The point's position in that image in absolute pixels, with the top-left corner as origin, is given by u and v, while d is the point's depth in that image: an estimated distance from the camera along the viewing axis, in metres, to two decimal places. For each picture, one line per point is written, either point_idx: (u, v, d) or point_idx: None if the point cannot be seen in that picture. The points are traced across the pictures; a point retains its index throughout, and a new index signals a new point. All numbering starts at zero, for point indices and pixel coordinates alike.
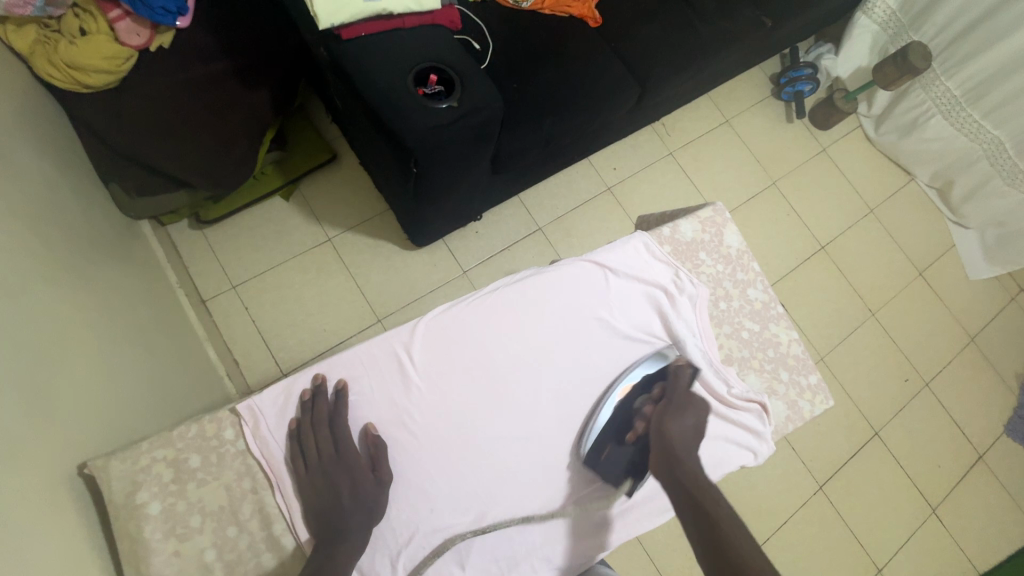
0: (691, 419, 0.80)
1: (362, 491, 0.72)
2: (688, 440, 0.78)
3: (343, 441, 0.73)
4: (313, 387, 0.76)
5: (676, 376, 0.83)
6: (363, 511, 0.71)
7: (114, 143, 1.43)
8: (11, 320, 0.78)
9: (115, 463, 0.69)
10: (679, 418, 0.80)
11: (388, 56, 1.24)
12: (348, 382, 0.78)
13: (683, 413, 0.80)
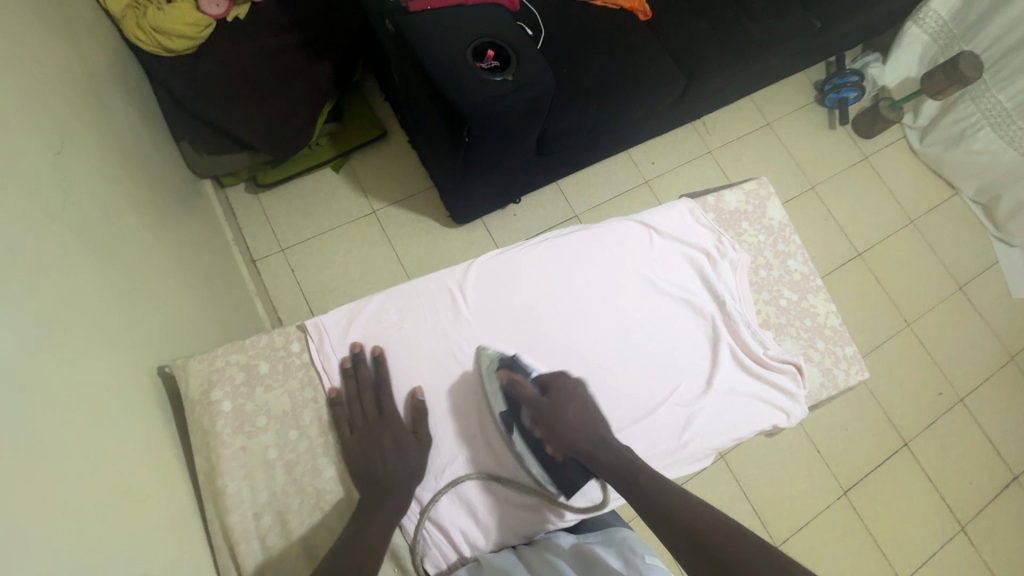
0: (572, 412, 0.79)
1: (404, 451, 0.75)
2: (591, 424, 0.79)
3: (388, 406, 0.77)
4: (351, 355, 0.80)
5: (524, 389, 0.81)
6: (405, 471, 0.74)
7: (188, 104, 1.54)
8: (105, 235, 0.87)
9: (193, 362, 0.76)
10: (564, 413, 0.78)
11: (451, 29, 1.32)
12: (382, 348, 0.81)
13: (558, 415, 0.78)
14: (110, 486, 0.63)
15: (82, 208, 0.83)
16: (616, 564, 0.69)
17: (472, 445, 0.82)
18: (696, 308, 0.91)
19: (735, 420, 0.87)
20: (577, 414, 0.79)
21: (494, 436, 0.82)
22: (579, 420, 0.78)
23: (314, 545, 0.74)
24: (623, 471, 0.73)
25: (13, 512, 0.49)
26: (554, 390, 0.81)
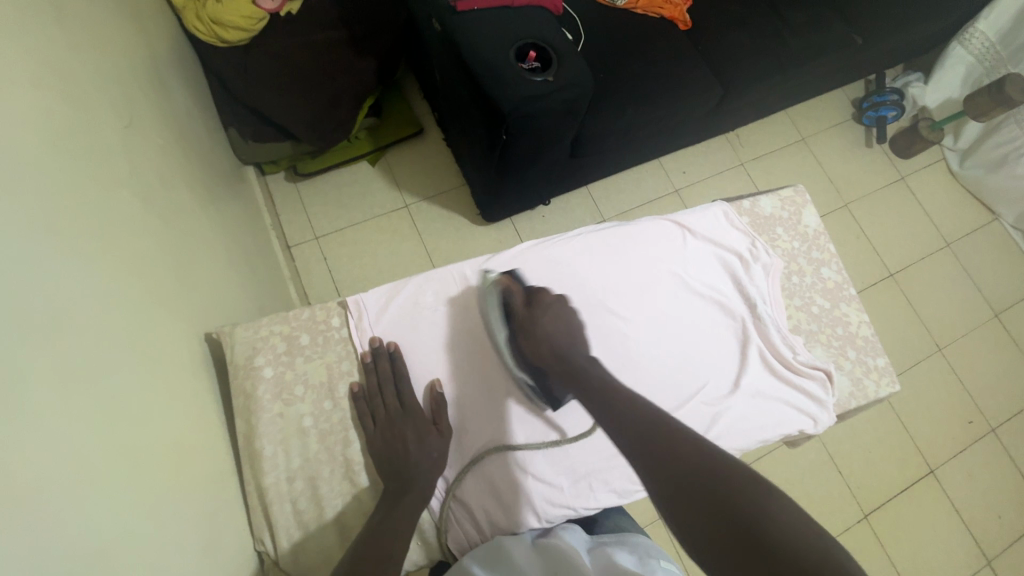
0: (553, 321, 0.81)
1: (426, 442, 0.76)
2: (573, 336, 0.81)
3: (410, 398, 0.78)
4: (371, 349, 0.81)
5: (513, 299, 0.85)
6: (427, 461, 0.75)
7: (238, 93, 1.61)
8: (163, 207, 0.92)
9: (240, 330, 0.79)
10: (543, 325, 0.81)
11: (495, 29, 1.35)
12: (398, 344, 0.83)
13: (539, 328, 0.81)
14: (160, 437, 0.66)
15: (145, 180, 0.88)
16: (634, 566, 0.68)
17: (463, 350, 0.86)
18: (727, 309, 0.92)
19: (761, 422, 0.86)
20: (556, 325, 0.81)
21: (492, 346, 0.86)
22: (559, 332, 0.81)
23: (343, 513, 0.76)
24: (612, 403, 0.72)
25: (79, 448, 0.53)
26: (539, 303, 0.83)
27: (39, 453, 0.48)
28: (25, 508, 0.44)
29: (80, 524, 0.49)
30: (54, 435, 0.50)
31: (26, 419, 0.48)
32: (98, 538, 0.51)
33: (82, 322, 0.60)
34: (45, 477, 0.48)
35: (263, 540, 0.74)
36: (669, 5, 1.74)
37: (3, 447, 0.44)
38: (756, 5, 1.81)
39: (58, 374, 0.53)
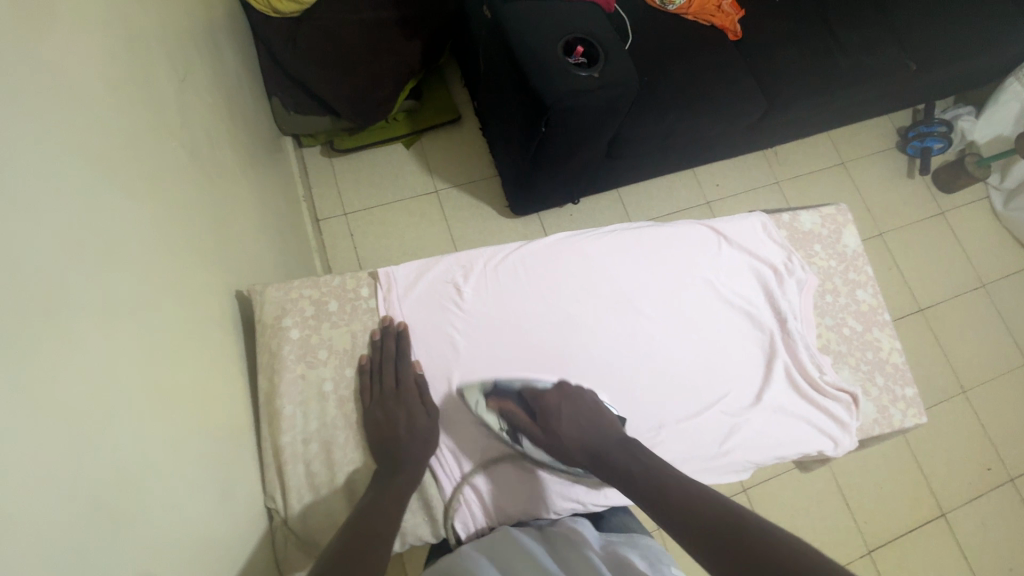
0: (569, 424, 0.77)
1: (418, 421, 0.76)
2: (597, 420, 0.78)
3: (407, 376, 0.78)
4: (381, 328, 0.82)
5: (518, 417, 0.80)
6: (418, 443, 0.75)
7: (285, 63, 1.64)
8: (207, 162, 0.93)
9: (271, 290, 0.80)
10: (561, 418, 0.78)
11: (545, 21, 1.36)
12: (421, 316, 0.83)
13: (557, 428, 0.78)
14: (189, 381, 0.68)
15: (194, 134, 0.90)
16: (641, 565, 0.66)
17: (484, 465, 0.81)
18: (756, 319, 0.90)
19: (780, 439, 0.84)
20: (574, 427, 0.77)
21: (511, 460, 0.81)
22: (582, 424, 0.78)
23: (353, 480, 0.76)
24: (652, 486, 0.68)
25: (114, 379, 0.54)
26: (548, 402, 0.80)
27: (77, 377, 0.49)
28: (62, 428, 0.46)
29: (110, 451, 0.51)
30: (94, 363, 0.52)
31: (69, 344, 0.49)
32: (125, 466, 0.52)
33: (126, 257, 0.61)
34: (84, 400, 0.49)
35: (273, 496, 0.75)
36: (721, 14, 1.72)
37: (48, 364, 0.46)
38: (809, 21, 1.78)
39: (99, 305, 0.55)
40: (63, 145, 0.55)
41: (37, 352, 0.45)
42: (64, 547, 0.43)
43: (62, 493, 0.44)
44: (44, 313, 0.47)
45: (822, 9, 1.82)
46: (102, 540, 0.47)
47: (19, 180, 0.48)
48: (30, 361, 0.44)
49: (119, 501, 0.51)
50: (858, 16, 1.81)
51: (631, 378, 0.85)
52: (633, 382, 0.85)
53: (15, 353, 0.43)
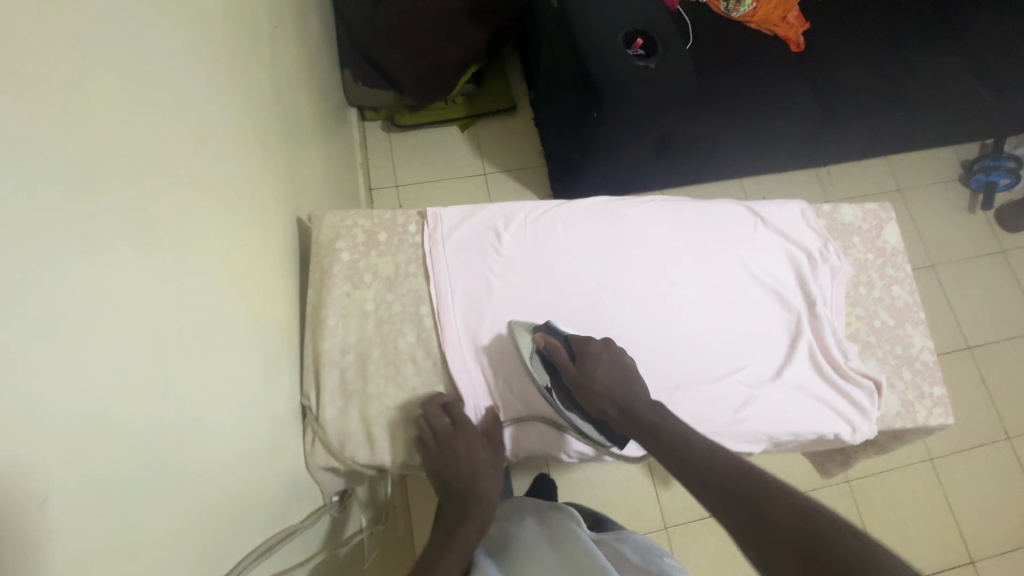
0: (604, 372, 0.80)
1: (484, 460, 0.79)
2: (628, 382, 0.81)
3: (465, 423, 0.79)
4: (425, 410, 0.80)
5: (559, 356, 0.82)
6: (481, 503, 0.77)
7: (360, 39, 1.77)
8: (286, 103, 1.03)
9: (330, 215, 0.88)
10: (596, 371, 0.81)
11: (609, 12, 1.42)
12: (458, 257, 0.89)
13: (592, 381, 0.80)
14: (256, 275, 0.76)
15: (278, 76, 1.00)
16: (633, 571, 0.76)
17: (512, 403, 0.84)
18: (784, 300, 0.91)
19: (796, 416, 0.85)
20: (610, 377, 0.80)
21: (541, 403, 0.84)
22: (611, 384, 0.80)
23: (381, 395, 0.82)
24: (680, 453, 0.71)
25: (204, 249, 0.62)
26: (586, 353, 0.82)
27: (180, 234, 0.58)
28: (151, 255, 0.52)
29: (184, 293, 0.57)
30: (183, 217, 0.58)
31: (170, 193, 0.56)
32: (194, 311, 0.58)
33: (222, 153, 0.70)
34: (183, 253, 0.58)
35: (308, 394, 0.81)
36: (785, 24, 1.74)
37: (163, 213, 0.55)
38: (875, 39, 1.77)
39: (202, 184, 0.63)
40: (186, 45, 0.64)
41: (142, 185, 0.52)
42: (144, 350, 0.49)
43: (147, 306, 0.50)
44: (162, 168, 0.56)
45: (892, 29, 1.79)
46: (171, 361, 0.53)
47: (148, 51, 0.56)
48: (135, 188, 0.51)
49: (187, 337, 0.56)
50: (927, 39, 1.79)
51: (652, 340, 0.87)
52: (654, 345, 0.87)
53: (140, 186, 0.51)
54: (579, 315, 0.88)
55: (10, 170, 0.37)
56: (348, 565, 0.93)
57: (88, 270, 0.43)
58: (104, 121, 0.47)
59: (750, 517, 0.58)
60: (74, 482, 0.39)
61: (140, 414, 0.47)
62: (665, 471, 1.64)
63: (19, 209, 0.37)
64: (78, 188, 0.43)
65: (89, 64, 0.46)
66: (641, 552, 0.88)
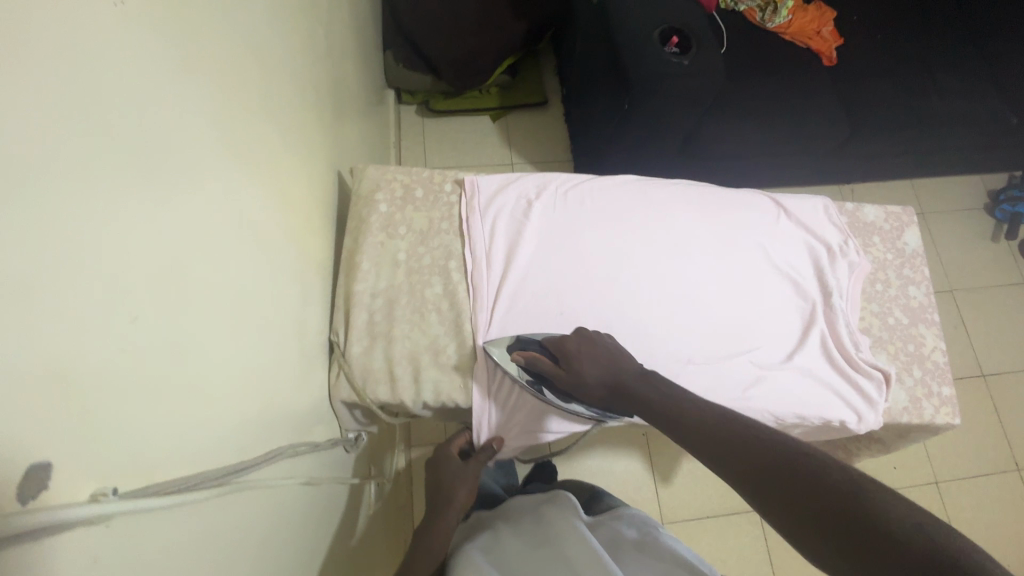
0: (587, 366, 0.79)
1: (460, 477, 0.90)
2: (617, 364, 0.80)
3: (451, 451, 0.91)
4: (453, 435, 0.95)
5: (540, 363, 0.80)
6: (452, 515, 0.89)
7: (404, 22, 1.83)
8: (336, 66, 1.09)
9: (372, 170, 0.94)
10: (581, 367, 0.79)
11: (648, 9, 1.46)
12: (490, 222, 0.92)
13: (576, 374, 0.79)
14: (302, 212, 0.80)
15: (332, 39, 1.06)
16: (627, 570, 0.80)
17: (501, 398, 0.86)
18: (800, 289, 0.93)
19: (805, 400, 0.87)
20: (595, 370, 0.79)
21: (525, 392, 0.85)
22: (597, 376, 0.79)
23: (405, 340, 0.85)
24: (669, 412, 0.72)
25: (264, 174, 0.66)
26: (572, 353, 0.80)
27: (246, 151, 0.61)
28: (225, 156, 0.56)
29: (246, 200, 0.61)
30: (248, 134, 0.62)
31: (242, 110, 0.61)
32: (251, 220, 0.62)
33: (283, 93, 0.75)
34: (248, 170, 0.62)
35: (337, 331, 0.85)
36: (819, 38, 1.76)
37: (234, 128, 0.58)
38: (908, 59, 1.78)
39: (266, 115, 0.68)
40: None
41: (220, 91, 0.56)
42: (214, 236, 0.52)
43: (218, 202, 0.54)
44: (236, 90, 0.60)
45: (927, 50, 1.81)
46: (232, 256, 0.56)
47: None
48: (215, 91, 0.55)
49: (244, 241, 0.60)
50: (960, 63, 1.80)
51: (669, 315, 0.90)
52: (671, 321, 0.89)
53: (218, 98, 0.55)
54: (603, 284, 0.90)
55: (127, 35, 0.41)
56: (358, 506, 0.97)
57: (180, 148, 0.47)
58: (197, 23, 0.52)
59: (740, 463, 0.60)
60: (159, 326, 0.43)
61: (206, 292, 0.51)
62: (666, 467, 1.65)
63: (132, 72, 0.41)
64: (172, 77, 0.47)
65: None
66: (636, 526, 0.90)
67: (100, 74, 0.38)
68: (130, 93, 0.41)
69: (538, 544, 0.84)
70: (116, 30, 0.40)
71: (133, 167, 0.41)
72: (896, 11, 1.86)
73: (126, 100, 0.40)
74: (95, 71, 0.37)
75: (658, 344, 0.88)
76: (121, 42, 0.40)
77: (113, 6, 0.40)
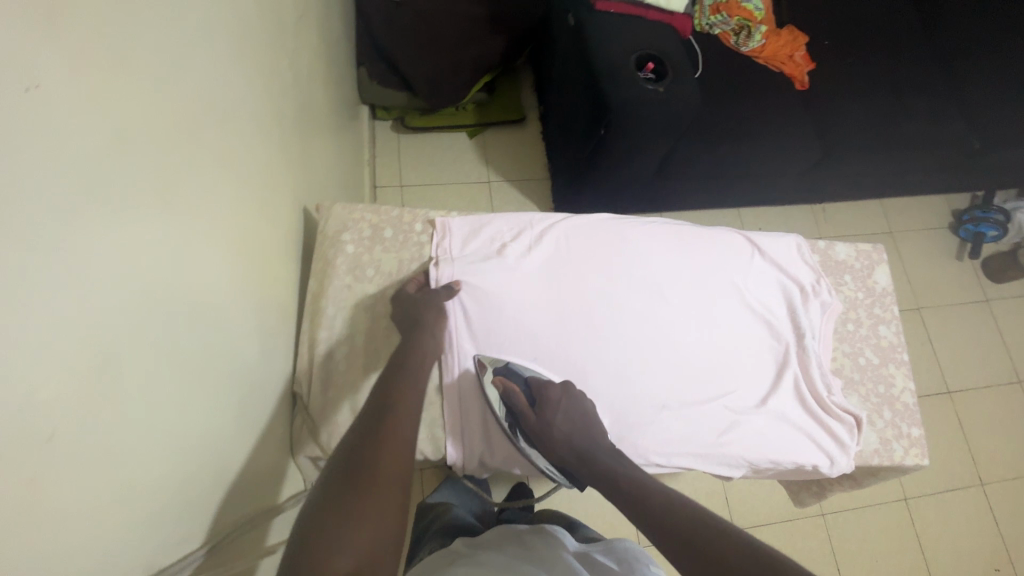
0: (560, 417, 0.80)
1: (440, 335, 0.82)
2: (587, 429, 0.79)
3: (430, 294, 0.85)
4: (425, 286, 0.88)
5: (517, 399, 0.82)
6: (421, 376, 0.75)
7: (377, 38, 1.79)
8: (304, 96, 1.05)
9: (337, 209, 0.90)
10: (553, 419, 0.80)
11: (624, 35, 1.45)
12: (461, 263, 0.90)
13: (549, 429, 0.79)
14: (265, 258, 0.77)
15: (299, 69, 1.02)
16: None
17: (473, 434, 0.87)
18: (775, 328, 0.93)
19: (779, 444, 0.86)
20: (567, 425, 0.79)
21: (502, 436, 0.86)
22: (565, 432, 0.79)
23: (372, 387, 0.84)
24: (631, 491, 0.69)
25: (217, 226, 0.62)
26: (545, 398, 0.82)
27: (198, 209, 0.57)
28: (169, 224, 0.51)
29: (195, 263, 0.56)
30: (201, 193, 0.58)
31: (197, 170, 0.58)
32: (201, 283, 0.57)
33: (245, 139, 0.72)
34: (199, 228, 0.58)
35: (300, 383, 0.83)
36: (792, 62, 1.79)
37: (183, 187, 0.54)
38: (878, 84, 1.81)
39: (223, 166, 0.64)
40: (223, 33, 0.66)
41: (166, 153, 0.51)
42: (152, 314, 0.48)
43: (161, 273, 0.50)
44: (187, 143, 0.56)
45: (895, 74, 1.84)
46: (179, 329, 0.53)
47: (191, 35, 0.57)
48: (159, 155, 0.50)
49: (192, 305, 0.56)
50: (927, 88, 1.84)
51: (644, 358, 0.88)
52: (647, 365, 0.88)
53: (166, 159, 0.51)
54: (578, 327, 0.88)
55: (47, 123, 0.36)
56: None
57: (115, 230, 0.43)
58: (140, 89, 0.47)
59: (682, 546, 0.59)
60: (85, 437, 0.38)
61: (145, 378, 0.46)
62: None
63: (56, 163, 0.36)
64: (116, 155, 0.43)
65: (130, 27, 0.46)
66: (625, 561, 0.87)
67: (28, 169, 0.34)
68: (54, 188, 0.36)
69: (513, 561, 0.84)
70: (36, 122, 0.35)
71: (58, 268, 0.36)
72: (867, 36, 1.90)
73: (49, 194, 0.36)
74: (19, 163, 0.33)
75: (633, 389, 0.86)
76: (50, 127, 0.36)
77: (25, 91, 0.34)
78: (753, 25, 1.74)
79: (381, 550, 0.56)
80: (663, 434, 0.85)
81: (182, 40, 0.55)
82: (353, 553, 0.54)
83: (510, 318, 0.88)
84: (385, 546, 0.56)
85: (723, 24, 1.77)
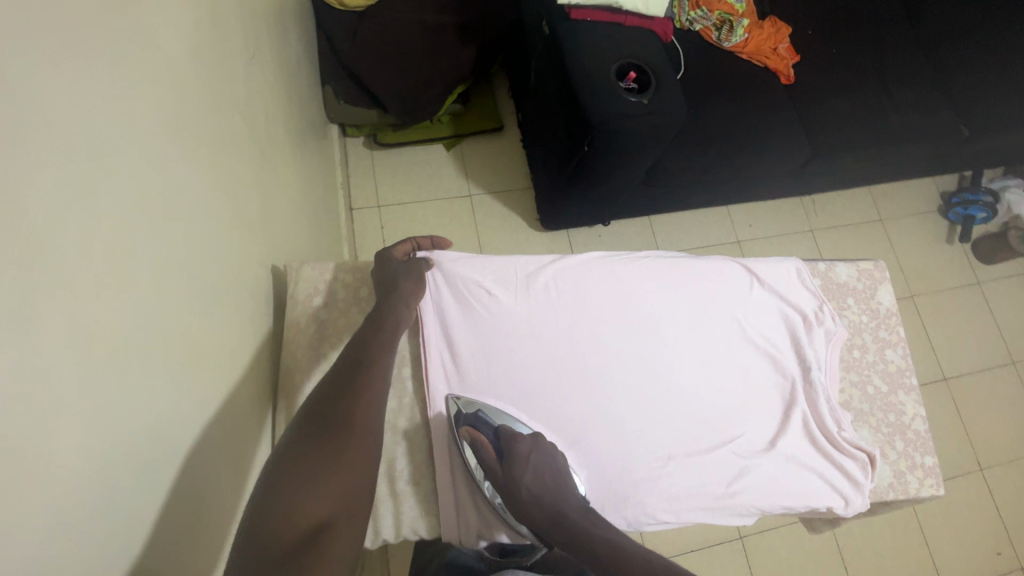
0: (528, 473, 0.71)
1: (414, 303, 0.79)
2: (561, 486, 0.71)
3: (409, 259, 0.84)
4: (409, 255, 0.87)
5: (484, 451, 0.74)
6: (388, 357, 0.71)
7: (341, 54, 1.68)
8: (264, 141, 0.97)
9: (306, 269, 0.90)
10: (520, 476, 0.71)
11: (602, 45, 1.37)
12: (442, 313, 0.84)
13: (517, 491, 0.70)
14: (225, 346, 0.70)
15: (257, 114, 0.95)
16: None
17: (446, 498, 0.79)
18: (779, 362, 0.89)
19: (791, 488, 0.82)
20: (538, 484, 0.71)
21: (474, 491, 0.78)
22: (535, 497, 0.70)
23: None
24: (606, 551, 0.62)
25: (167, 337, 0.55)
26: (511, 451, 0.73)
27: (141, 329, 0.51)
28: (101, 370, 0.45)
29: (140, 396, 0.50)
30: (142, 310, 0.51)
31: (137, 286, 0.51)
32: (147, 416, 0.51)
33: (197, 222, 0.65)
34: (144, 350, 0.51)
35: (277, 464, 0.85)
36: (776, 56, 1.72)
37: (120, 315, 0.48)
38: (863, 74, 1.76)
39: (170, 264, 0.58)
40: (160, 113, 0.58)
41: (90, 289, 0.44)
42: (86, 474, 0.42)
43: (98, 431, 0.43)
44: (120, 261, 0.49)
45: (878, 62, 1.80)
46: (120, 485, 0.46)
47: (119, 131, 0.50)
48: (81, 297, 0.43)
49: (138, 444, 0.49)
50: (913, 74, 1.79)
51: (644, 405, 0.83)
52: (648, 413, 0.83)
53: (92, 296, 0.44)
54: (572, 377, 0.83)
55: None
56: None
57: (23, 423, 0.36)
58: (48, 231, 0.40)
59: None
60: None
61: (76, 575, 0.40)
62: None
63: None
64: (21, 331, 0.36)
65: (29, 164, 0.38)
66: None
67: None
68: None
69: None
70: None
71: None
72: (849, 24, 1.84)
73: None
74: None
75: (636, 443, 0.81)
76: None
77: None
78: (734, 19, 1.68)
79: (357, 492, 0.60)
80: (670, 491, 0.80)
81: (102, 144, 0.48)
82: (323, 496, 0.58)
83: (498, 370, 0.82)
84: (364, 488, 0.61)
85: (703, 19, 1.70)
